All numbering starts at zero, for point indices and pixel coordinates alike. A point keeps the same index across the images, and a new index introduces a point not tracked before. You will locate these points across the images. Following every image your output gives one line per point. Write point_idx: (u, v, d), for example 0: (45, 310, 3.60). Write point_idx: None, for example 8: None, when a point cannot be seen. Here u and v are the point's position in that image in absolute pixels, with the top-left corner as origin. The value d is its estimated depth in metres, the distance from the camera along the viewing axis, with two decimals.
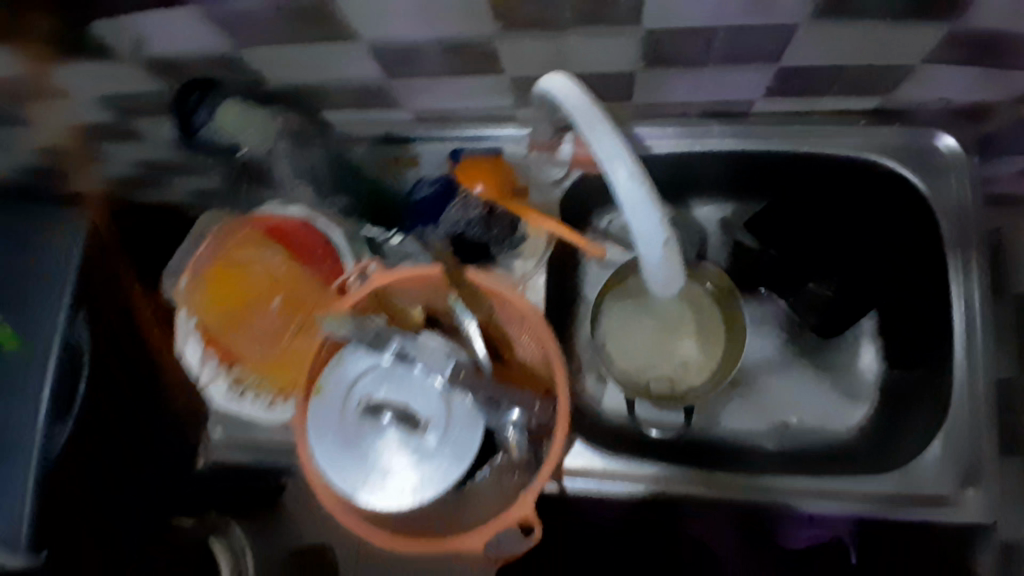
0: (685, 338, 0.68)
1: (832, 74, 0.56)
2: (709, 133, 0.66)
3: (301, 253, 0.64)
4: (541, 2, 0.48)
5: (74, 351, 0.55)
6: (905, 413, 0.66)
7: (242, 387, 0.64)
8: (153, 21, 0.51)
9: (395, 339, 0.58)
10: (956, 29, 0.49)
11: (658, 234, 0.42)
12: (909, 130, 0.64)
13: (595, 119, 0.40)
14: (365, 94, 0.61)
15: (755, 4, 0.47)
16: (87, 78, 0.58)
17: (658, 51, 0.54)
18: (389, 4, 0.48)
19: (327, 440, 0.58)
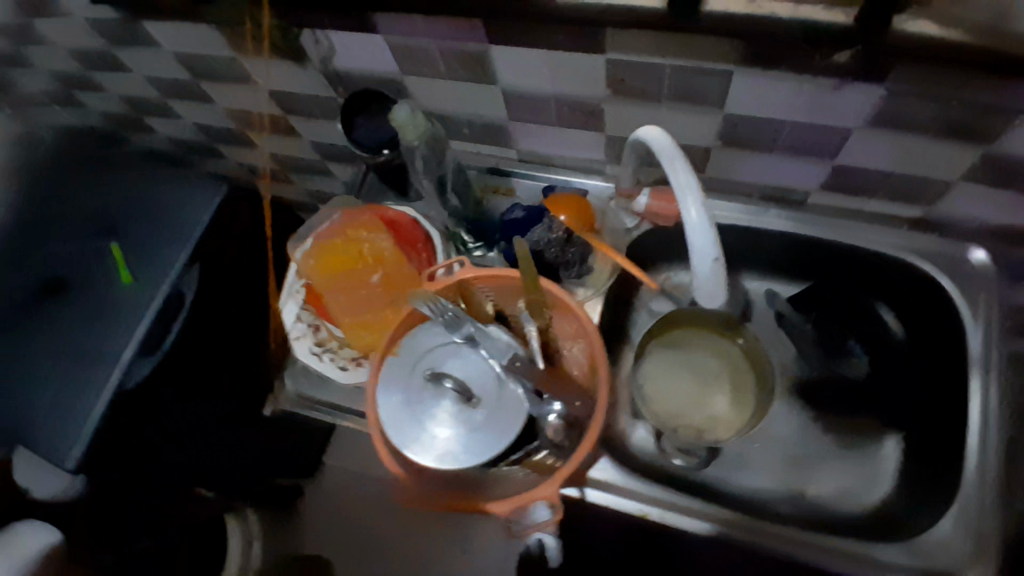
0: (717, 394, 0.73)
1: (878, 176, 0.66)
2: (767, 213, 0.77)
3: (406, 243, 0.76)
4: (646, 78, 0.60)
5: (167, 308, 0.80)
6: (919, 498, 0.71)
7: (323, 349, 0.76)
8: (346, 40, 0.67)
9: (470, 324, 0.68)
10: (989, 151, 0.58)
11: (711, 252, 0.52)
12: (945, 242, 0.73)
13: (676, 157, 0.51)
14: (485, 128, 0.76)
15: (817, 106, 0.58)
16: (282, 72, 0.76)
17: (732, 134, 0.65)
18: (528, 58, 0.61)
19: (392, 397, 0.67)
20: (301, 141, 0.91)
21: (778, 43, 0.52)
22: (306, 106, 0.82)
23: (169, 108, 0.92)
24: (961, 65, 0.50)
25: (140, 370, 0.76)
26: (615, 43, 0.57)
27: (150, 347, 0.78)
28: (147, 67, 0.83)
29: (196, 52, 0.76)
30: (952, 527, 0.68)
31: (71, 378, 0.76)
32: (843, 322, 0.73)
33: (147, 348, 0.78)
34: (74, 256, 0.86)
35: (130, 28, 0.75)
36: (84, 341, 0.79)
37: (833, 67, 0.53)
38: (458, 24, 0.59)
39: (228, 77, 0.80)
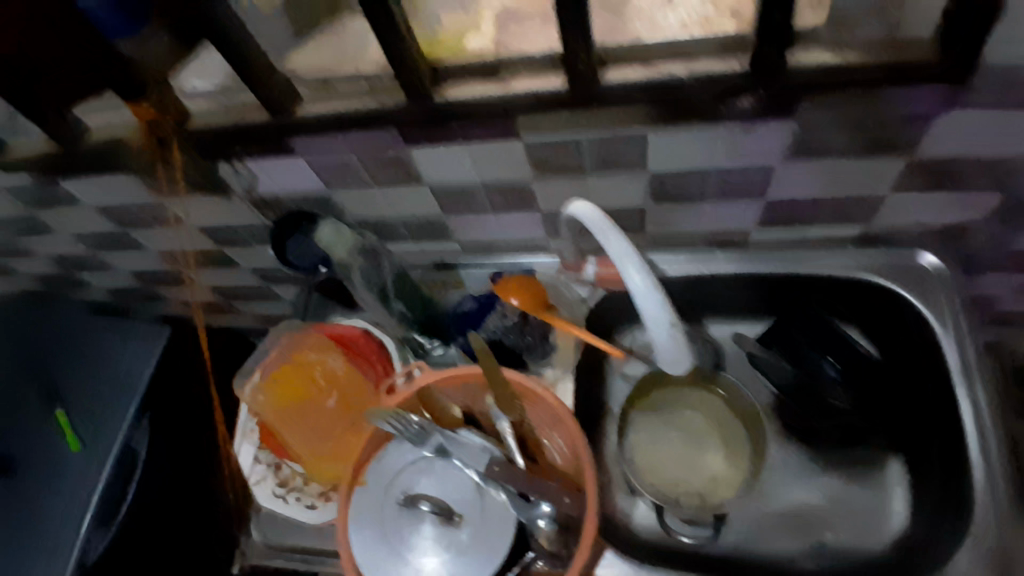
0: (711, 453, 0.70)
1: (813, 203, 0.67)
2: (715, 259, 0.76)
3: (358, 359, 0.73)
4: (567, 154, 0.60)
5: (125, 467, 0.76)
6: (935, 518, 0.67)
7: (287, 489, 0.71)
8: (265, 166, 0.66)
9: (438, 435, 0.63)
10: (911, 159, 0.59)
11: (663, 316, 0.51)
12: (894, 252, 0.73)
13: (607, 227, 0.51)
14: (423, 227, 0.74)
15: (736, 149, 0.59)
16: (208, 208, 0.74)
17: (663, 190, 0.66)
18: (449, 153, 0.61)
19: (366, 534, 0.62)
20: (241, 271, 0.88)
21: (682, 99, 0.53)
22: (238, 237, 0.80)
23: (101, 262, 0.89)
24: (859, 86, 0.52)
25: (98, 543, 0.73)
26: (529, 125, 0.56)
27: (106, 514, 0.75)
28: (69, 225, 0.80)
29: (116, 202, 0.74)
30: (984, 534, 0.62)
31: (31, 561, 0.72)
32: (819, 348, 0.70)
33: (100, 515, 0.74)
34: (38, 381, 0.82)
35: (45, 190, 0.73)
36: (19, 535, 0.73)
37: (739, 111, 0.54)
38: (371, 134, 0.59)
39: (155, 222, 0.78)
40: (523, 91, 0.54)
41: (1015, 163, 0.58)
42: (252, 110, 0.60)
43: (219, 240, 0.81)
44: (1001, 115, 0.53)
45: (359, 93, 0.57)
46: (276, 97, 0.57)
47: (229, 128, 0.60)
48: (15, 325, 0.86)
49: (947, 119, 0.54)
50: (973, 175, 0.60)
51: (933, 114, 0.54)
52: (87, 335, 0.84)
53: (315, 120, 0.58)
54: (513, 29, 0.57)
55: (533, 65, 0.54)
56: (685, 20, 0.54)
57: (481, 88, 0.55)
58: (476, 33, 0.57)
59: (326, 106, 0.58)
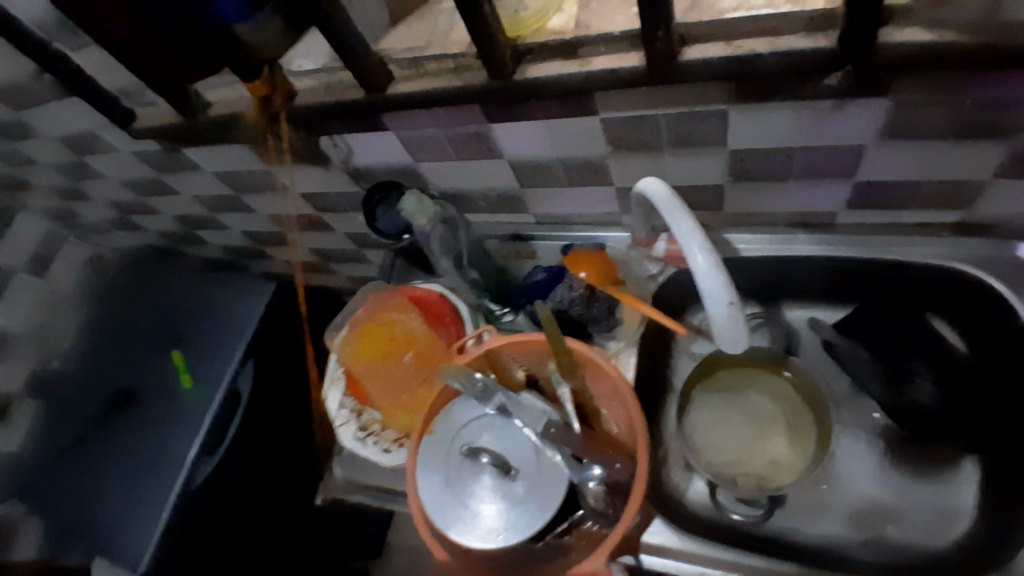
0: (773, 437, 0.70)
1: (909, 186, 0.63)
2: (797, 241, 0.74)
3: (436, 320, 0.78)
4: (643, 131, 0.61)
5: (231, 405, 0.87)
6: (1002, 523, 0.63)
7: (367, 432, 0.77)
8: (360, 139, 0.71)
9: (500, 394, 0.68)
10: (1016, 146, 0.55)
11: (725, 298, 0.51)
12: (1000, 244, 0.67)
13: (676, 207, 0.52)
14: (501, 199, 0.78)
15: (822, 129, 0.57)
16: (307, 176, 0.81)
17: (742, 168, 0.64)
18: (527, 129, 0.63)
19: (433, 478, 0.67)
20: (335, 235, 0.96)
21: (762, 78, 0.52)
22: (333, 203, 0.87)
23: (216, 222, 1.00)
24: (961, 67, 0.48)
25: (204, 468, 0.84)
26: (606, 99, 0.57)
27: (211, 445, 0.85)
28: (192, 188, 0.90)
29: (231, 169, 0.83)
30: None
31: (146, 479, 0.83)
32: (898, 338, 0.68)
33: (207, 447, 0.84)
34: (165, 324, 0.96)
35: (172, 157, 0.83)
36: (139, 453, 0.85)
37: (826, 90, 0.52)
38: (455, 109, 0.62)
39: (263, 187, 0.86)
40: (602, 69, 0.54)
41: None
42: (351, 88, 0.65)
43: (316, 205, 0.89)
44: None
45: (444, 70, 0.61)
46: (371, 77, 0.61)
47: (329, 105, 0.65)
48: (148, 274, 1.02)
49: None
50: None
51: None
52: (200, 290, 0.97)
53: (402, 97, 0.61)
54: (596, 8, 0.57)
55: (611, 42, 0.55)
56: None
57: (559, 67, 0.56)
58: (559, 14, 0.58)
59: (414, 85, 0.61)
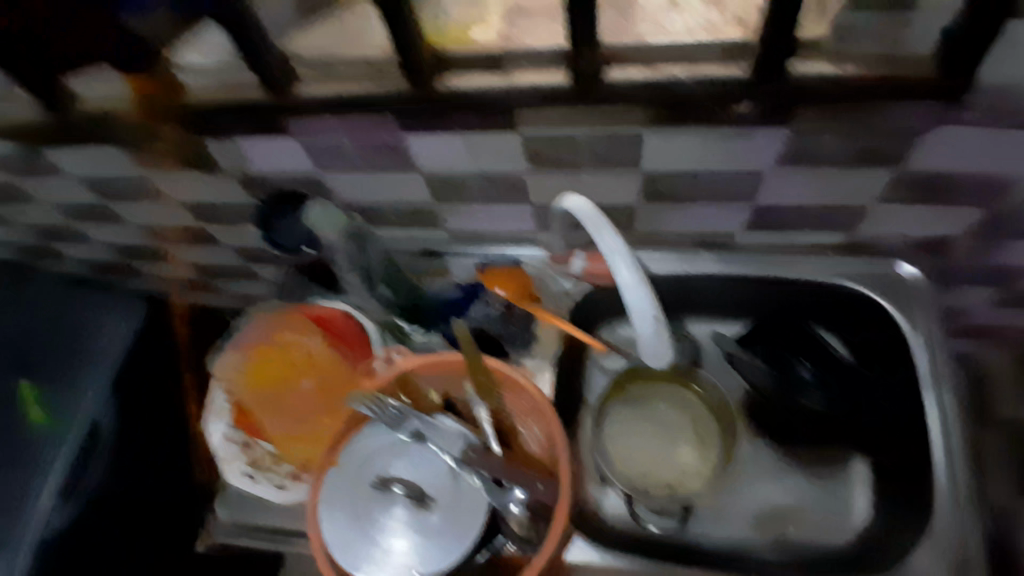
0: (683, 447, 0.71)
1: (800, 210, 0.68)
2: (700, 260, 0.78)
3: (339, 341, 0.72)
4: (564, 149, 0.60)
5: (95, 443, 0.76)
6: (891, 515, 0.71)
7: (257, 468, 0.70)
8: (256, 145, 0.64)
9: (414, 419, 0.64)
10: (898, 172, 0.61)
11: (650, 311, 0.52)
12: (878, 261, 0.76)
13: (603, 225, 0.51)
14: (413, 213, 0.74)
15: (731, 154, 0.60)
16: (191, 182, 0.72)
17: (656, 189, 0.66)
18: (445, 142, 0.60)
19: (341, 516, 0.62)
20: (222, 249, 0.87)
21: (683, 100, 0.54)
22: (221, 214, 0.78)
23: (76, 233, 0.86)
24: (853, 99, 0.53)
25: (59, 518, 0.72)
26: (528, 116, 0.56)
27: (71, 489, 0.73)
28: (44, 193, 0.77)
29: (97, 172, 0.72)
30: (945, 525, 0.68)
31: None
32: (795, 350, 0.73)
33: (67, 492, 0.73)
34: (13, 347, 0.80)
35: (21, 156, 0.70)
36: None
37: (742, 117, 0.55)
38: (366, 119, 0.58)
39: (135, 194, 0.76)
40: (527, 84, 0.54)
41: (992, 181, 0.61)
42: (251, 87, 0.58)
43: (201, 215, 0.79)
44: (986, 135, 0.55)
45: (360, 73, 0.56)
46: (277, 76, 0.56)
47: (224, 103, 0.59)
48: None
49: (933, 136, 0.56)
50: (956, 189, 0.63)
51: (926, 131, 0.56)
52: (53, 309, 0.82)
53: (312, 101, 0.57)
54: (520, 20, 0.56)
55: (536, 58, 0.54)
56: (689, 25, 0.54)
57: (483, 80, 0.55)
58: (481, 23, 0.56)
59: (328, 88, 0.57)
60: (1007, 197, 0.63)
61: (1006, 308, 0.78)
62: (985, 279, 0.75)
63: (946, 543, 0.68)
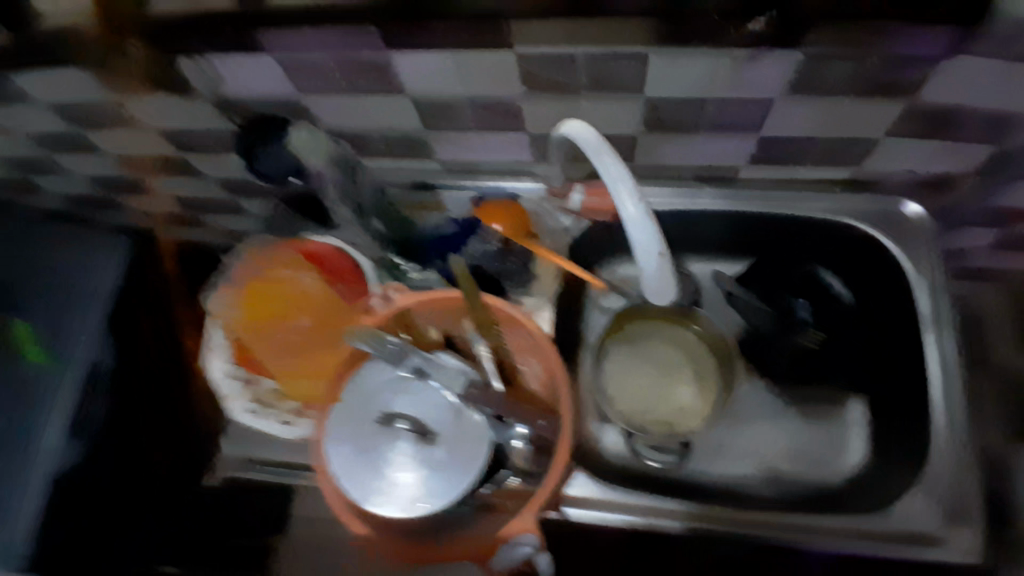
0: (682, 386, 0.71)
1: (808, 142, 0.65)
2: (702, 195, 0.75)
3: (335, 277, 0.70)
4: (562, 70, 0.56)
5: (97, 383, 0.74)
6: (890, 453, 0.70)
7: (262, 405, 0.69)
8: (232, 64, 0.60)
9: (416, 356, 0.62)
10: (911, 104, 0.58)
11: (655, 247, 0.50)
12: (880, 198, 0.74)
13: (603, 150, 0.49)
14: (405, 142, 0.71)
15: (738, 80, 0.56)
16: (169, 108, 0.69)
17: (658, 117, 0.63)
18: (436, 63, 0.57)
19: (345, 450, 0.62)
20: (205, 182, 0.83)
21: (688, 16, 0.50)
22: (202, 143, 0.75)
23: (52, 167, 0.83)
24: (863, 14, 0.50)
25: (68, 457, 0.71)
26: (524, 31, 0.53)
27: (77, 429, 0.73)
28: (16, 120, 0.74)
29: (66, 97, 0.68)
30: (937, 471, 0.68)
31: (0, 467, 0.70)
32: (790, 287, 0.71)
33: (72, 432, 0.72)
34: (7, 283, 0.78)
35: None
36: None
37: (750, 37, 0.51)
38: (354, 33, 0.54)
39: (109, 121, 0.72)
40: None
41: (1008, 113, 0.58)
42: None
43: (182, 145, 0.76)
44: (1006, 60, 0.52)
45: None
46: None
47: (198, 15, 0.56)
48: None
49: (950, 62, 0.53)
50: (969, 123, 0.60)
51: (944, 57, 0.52)
52: (37, 256, 0.79)
53: (295, 10, 0.54)
54: None
55: None
56: None
57: None
58: None
59: None
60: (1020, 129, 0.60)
61: None
62: None
63: (942, 478, 0.68)
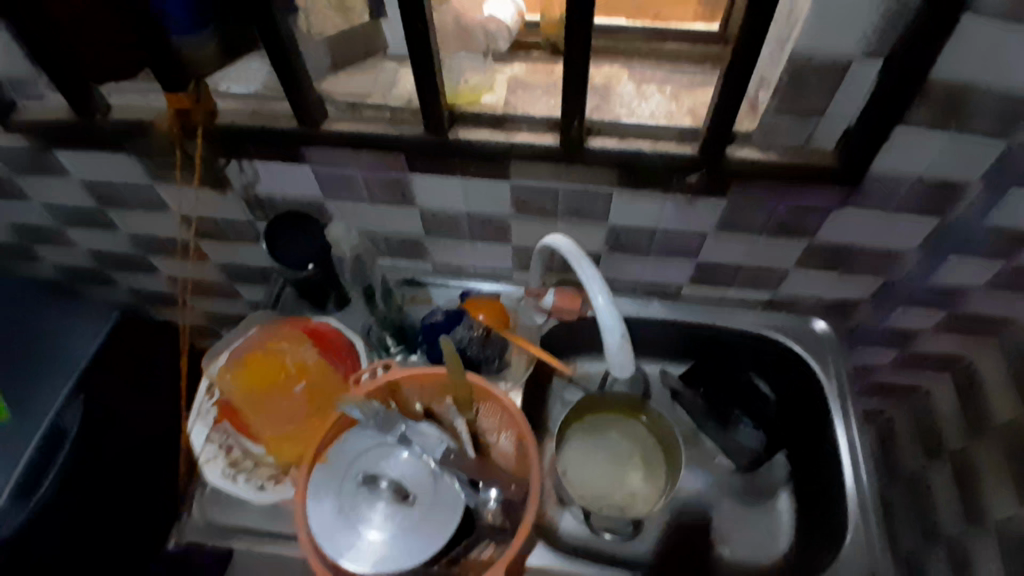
0: (633, 472, 0.80)
1: (734, 268, 0.82)
2: (653, 305, 0.89)
3: (331, 352, 0.79)
4: (547, 199, 0.72)
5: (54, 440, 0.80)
6: (814, 543, 0.79)
7: (237, 470, 0.74)
8: (272, 168, 0.73)
9: (401, 423, 0.70)
10: (812, 243, 0.75)
11: (618, 331, 0.63)
12: (794, 317, 0.89)
13: (580, 256, 0.63)
14: (403, 245, 0.84)
15: (680, 218, 0.73)
16: (201, 201, 0.80)
17: (617, 240, 0.78)
18: (447, 183, 0.71)
19: (325, 506, 0.68)
20: (211, 265, 0.94)
21: (648, 172, 0.66)
22: (218, 230, 0.86)
23: (62, 237, 0.92)
24: (782, 178, 0.66)
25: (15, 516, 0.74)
26: (520, 168, 0.68)
27: (29, 488, 0.76)
28: (45, 194, 0.83)
29: (104, 179, 0.79)
30: (853, 558, 0.74)
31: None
32: (731, 386, 0.85)
33: (55, 433, 0.80)
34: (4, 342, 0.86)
35: (36, 157, 0.77)
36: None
37: (687, 186, 0.68)
38: (382, 156, 0.68)
39: (137, 205, 0.83)
40: (522, 143, 0.65)
41: (890, 253, 0.76)
42: (284, 118, 0.67)
43: (201, 231, 0.86)
44: (879, 215, 0.70)
45: (381, 120, 0.67)
46: (308, 112, 0.64)
47: (256, 126, 0.67)
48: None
49: (839, 214, 0.71)
50: (859, 260, 0.77)
51: (835, 207, 0.70)
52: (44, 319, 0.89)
53: (338, 137, 0.66)
54: (519, 94, 0.68)
55: (534, 124, 0.66)
56: (655, 112, 0.66)
57: (488, 134, 0.65)
58: (491, 91, 0.68)
59: (350, 125, 0.66)
60: (899, 267, 0.78)
61: (904, 368, 0.96)
62: (884, 339, 0.91)
63: (859, 563, 0.74)
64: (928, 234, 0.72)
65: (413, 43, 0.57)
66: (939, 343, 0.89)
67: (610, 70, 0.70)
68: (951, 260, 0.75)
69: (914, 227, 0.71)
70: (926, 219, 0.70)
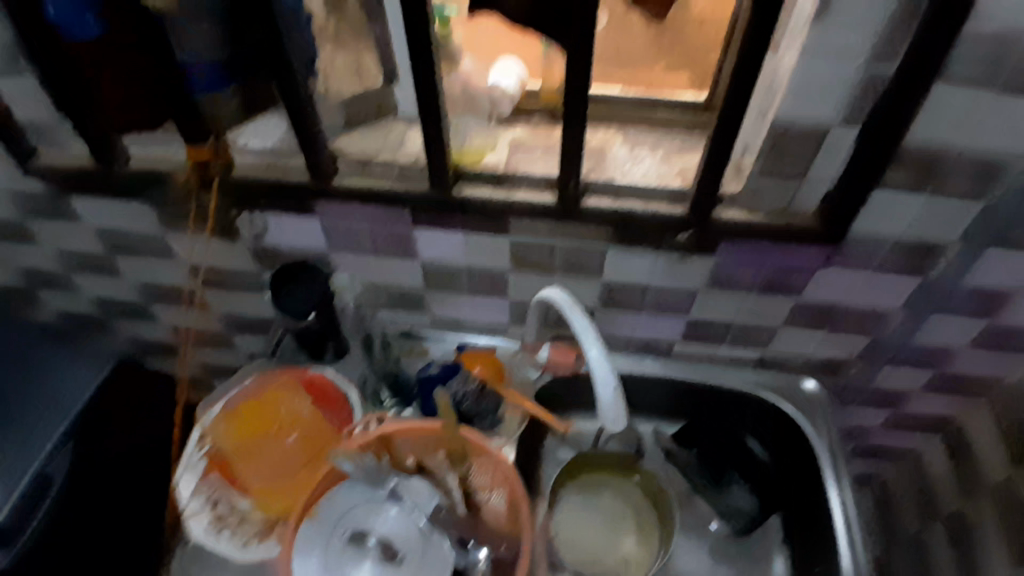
0: (627, 535, 0.79)
1: (724, 326, 0.84)
2: (645, 363, 0.90)
3: (326, 404, 0.79)
4: (544, 254, 0.75)
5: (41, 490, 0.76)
6: None
7: (221, 525, 0.72)
8: (281, 220, 0.76)
9: (393, 478, 0.71)
10: (798, 302, 0.78)
11: (612, 381, 0.64)
12: (784, 376, 0.90)
13: (574, 307, 0.66)
14: (402, 296, 0.86)
15: (672, 274, 0.76)
16: (208, 249, 0.83)
17: (611, 296, 0.81)
18: (449, 237, 0.74)
19: (311, 563, 0.66)
20: (211, 313, 0.95)
21: (641, 229, 0.70)
22: (223, 279, 0.88)
23: (67, 282, 0.94)
24: (766, 238, 0.69)
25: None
26: (519, 224, 0.71)
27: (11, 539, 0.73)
28: (56, 240, 0.86)
29: (116, 226, 0.82)
30: None
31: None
32: (724, 447, 0.84)
33: (42, 482, 0.76)
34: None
35: (53, 203, 0.80)
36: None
37: (679, 245, 0.71)
38: (389, 210, 0.72)
39: (145, 251, 0.85)
40: (522, 200, 0.69)
41: (873, 313, 0.79)
42: (296, 172, 0.71)
43: (204, 279, 0.88)
44: (861, 275, 0.74)
45: (389, 177, 0.71)
46: (322, 166, 0.68)
47: (271, 181, 0.71)
48: None
49: (822, 274, 0.74)
50: (845, 319, 0.80)
51: (818, 267, 0.73)
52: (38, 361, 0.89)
53: (348, 191, 0.70)
54: (518, 156, 0.72)
55: (532, 182, 0.70)
56: (647, 174, 0.71)
57: (490, 191, 0.69)
58: (493, 151, 0.72)
59: (360, 180, 0.70)
60: (883, 327, 0.81)
61: (895, 430, 0.96)
62: (874, 401, 0.92)
63: None
64: (909, 295, 0.75)
65: (424, 107, 0.61)
66: (927, 404, 0.90)
67: (604, 136, 0.75)
68: (933, 319, 0.78)
69: (895, 288, 0.75)
70: (906, 280, 0.74)
